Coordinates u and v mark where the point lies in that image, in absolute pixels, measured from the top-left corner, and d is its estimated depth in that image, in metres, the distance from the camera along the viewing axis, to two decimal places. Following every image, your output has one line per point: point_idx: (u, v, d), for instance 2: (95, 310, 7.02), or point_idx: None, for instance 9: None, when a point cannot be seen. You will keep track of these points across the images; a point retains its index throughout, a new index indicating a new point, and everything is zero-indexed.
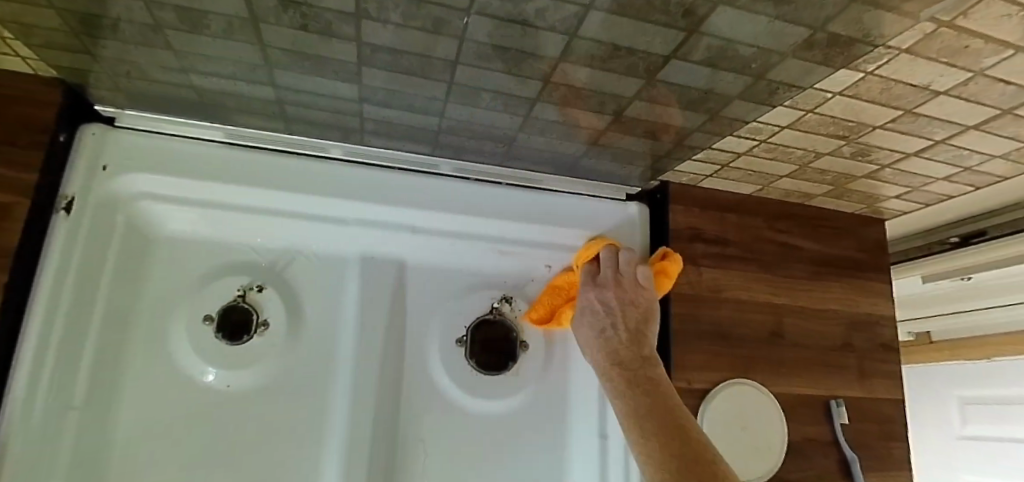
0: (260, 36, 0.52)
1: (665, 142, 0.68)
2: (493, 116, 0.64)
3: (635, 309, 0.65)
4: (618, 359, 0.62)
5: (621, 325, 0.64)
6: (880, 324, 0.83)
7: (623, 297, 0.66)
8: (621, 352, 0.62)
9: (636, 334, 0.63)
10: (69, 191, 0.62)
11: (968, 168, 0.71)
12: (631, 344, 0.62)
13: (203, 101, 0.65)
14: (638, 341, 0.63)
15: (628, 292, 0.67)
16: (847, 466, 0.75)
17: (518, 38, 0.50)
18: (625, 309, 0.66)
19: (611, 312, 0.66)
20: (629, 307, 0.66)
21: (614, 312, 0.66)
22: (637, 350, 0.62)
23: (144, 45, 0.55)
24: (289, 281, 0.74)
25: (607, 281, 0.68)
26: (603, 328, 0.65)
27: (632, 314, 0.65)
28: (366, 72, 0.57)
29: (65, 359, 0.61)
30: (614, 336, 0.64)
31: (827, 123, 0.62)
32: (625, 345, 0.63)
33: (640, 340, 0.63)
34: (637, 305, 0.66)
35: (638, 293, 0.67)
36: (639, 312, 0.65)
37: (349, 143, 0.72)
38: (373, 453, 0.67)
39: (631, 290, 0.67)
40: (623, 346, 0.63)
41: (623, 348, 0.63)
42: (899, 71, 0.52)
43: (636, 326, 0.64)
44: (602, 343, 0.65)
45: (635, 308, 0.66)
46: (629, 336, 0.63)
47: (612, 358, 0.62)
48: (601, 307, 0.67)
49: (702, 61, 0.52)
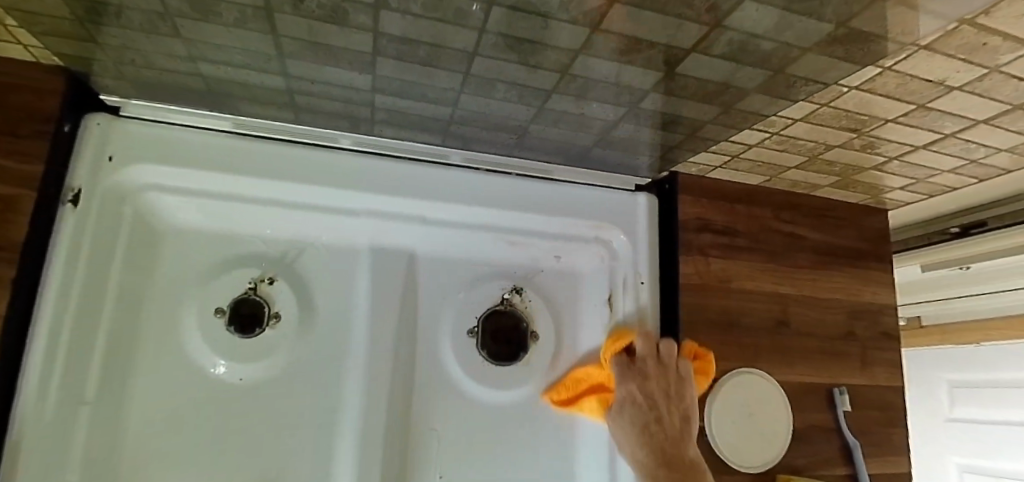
0: (274, 26, 0.51)
1: (678, 134, 0.68)
2: (508, 107, 0.64)
3: (678, 410, 0.66)
4: (664, 457, 0.63)
5: (665, 421, 0.65)
6: (881, 312, 0.85)
7: (666, 394, 0.67)
8: (666, 451, 0.63)
9: (680, 438, 0.64)
10: (76, 183, 0.61)
11: (974, 160, 0.72)
12: (677, 445, 0.64)
13: (211, 90, 0.64)
14: (682, 443, 0.64)
15: (671, 386, 0.67)
16: (848, 451, 0.78)
17: (539, 31, 0.49)
18: (668, 405, 0.66)
19: (652, 404, 0.66)
20: (673, 405, 0.66)
21: (657, 405, 0.66)
22: (682, 450, 0.63)
23: (152, 33, 0.53)
24: (299, 272, 0.73)
25: (647, 374, 0.69)
26: (646, 422, 0.65)
27: (676, 416, 0.66)
28: (380, 62, 0.56)
29: (77, 353, 0.61)
30: (658, 432, 0.65)
31: (840, 117, 0.63)
32: (669, 443, 0.64)
33: (683, 443, 0.64)
34: (680, 405, 0.67)
35: (682, 393, 0.67)
36: (682, 407, 0.67)
37: (358, 133, 0.71)
38: (388, 445, 0.68)
39: (673, 387, 0.67)
40: (668, 444, 0.64)
41: (667, 446, 0.63)
42: (916, 66, 0.53)
43: (680, 429, 0.65)
44: (644, 438, 0.65)
45: (678, 404, 0.67)
46: (674, 433, 0.64)
47: (656, 456, 0.63)
48: (642, 398, 0.67)
49: (722, 55, 0.52)
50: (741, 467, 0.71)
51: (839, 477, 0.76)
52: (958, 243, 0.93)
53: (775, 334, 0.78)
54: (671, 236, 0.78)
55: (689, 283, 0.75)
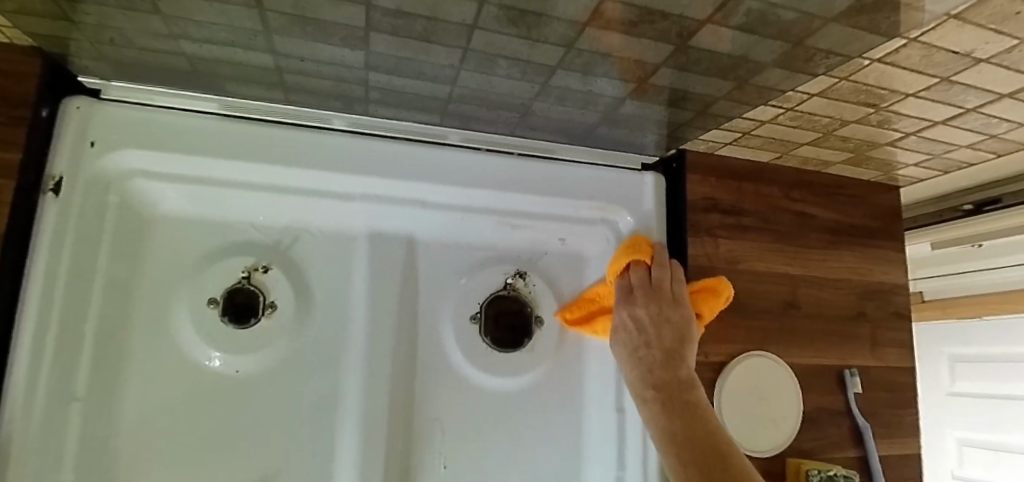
0: (258, 0, 0.47)
1: (687, 111, 0.65)
2: (510, 84, 0.61)
3: (670, 331, 0.63)
4: (653, 379, 0.60)
5: (655, 344, 0.62)
6: (892, 292, 0.83)
7: (655, 315, 0.64)
8: (656, 374, 0.60)
9: (672, 356, 0.61)
10: (56, 171, 0.58)
11: (994, 135, 0.70)
12: (667, 367, 0.60)
13: (196, 70, 0.60)
14: (675, 362, 0.61)
15: (662, 306, 0.64)
16: (858, 433, 0.77)
17: (544, 1, 0.46)
18: (659, 327, 0.63)
19: (641, 329, 0.63)
20: (663, 326, 0.63)
21: (646, 330, 0.63)
22: (674, 371, 0.60)
23: (129, 10, 0.50)
24: (294, 258, 0.71)
25: (636, 299, 0.65)
26: (636, 347, 0.63)
27: (666, 331, 0.63)
28: (373, 37, 0.53)
29: (66, 350, 0.59)
30: (648, 355, 0.62)
31: (859, 91, 0.60)
32: (659, 367, 0.61)
33: (676, 362, 0.61)
34: (670, 322, 0.63)
35: (673, 312, 0.64)
36: (676, 326, 0.63)
37: (352, 114, 0.68)
38: (390, 436, 0.67)
39: (665, 306, 0.64)
40: (657, 367, 0.61)
41: (657, 369, 0.61)
42: (944, 37, 0.50)
43: (672, 349, 0.62)
44: (635, 363, 0.63)
45: (670, 327, 0.63)
46: (663, 357, 0.61)
47: (647, 379, 0.61)
48: (633, 324, 0.64)
49: (738, 26, 0.48)
50: (750, 451, 0.70)
51: (849, 459, 0.76)
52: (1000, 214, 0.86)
53: (785, 315, 0.76)
54: (679, 217, 0.75)
55: (697, 266, 0.73)
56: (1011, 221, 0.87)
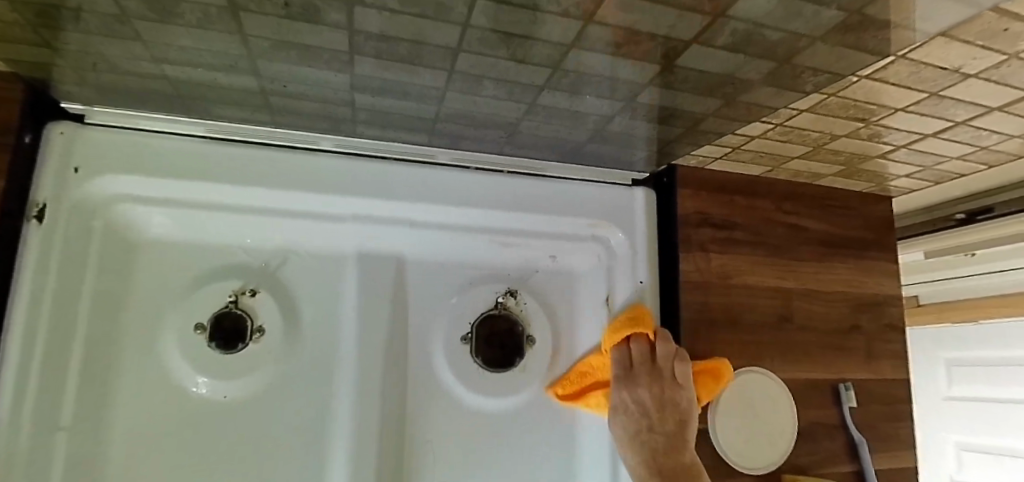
0: (241, 25, 0.47)
1: (677, 127, 0.65)
2: (496, 104, 0.60)
3: (674, 416, 0.65)
4: (657, 464, 0.62)
5: (657, 429, 0.64)
6: (885, 304, 0.83)
7: (659, 399, 0.65)
8: (660, 459, 0.63)
9: (674, 440, 0.64)
10: (40, 198, 0.58)
11: (984, 147, 0.69)
12: (670, 453, 0.63)
13: (181, 93, 0.60)
14: (677, 450, 0.63)
15: (665, 389, 0.66)
16: (854, 447, 0.76)
17: (527, 24, 0.45)
18: (662, 413, 0.65)
19: (645, 413, 0.65)
20: (667, 409, 0.65)
21: (650, 413, 0.64)
22: (677, 458, 0.63)
23: (112, 37, 0.49)
24: (282, 281, 0.70)
25: (639, 380, 0.66)
26: (638, 430, 0.64)
27: (671, 418, 0.65)
28: (358, 60, 0.52)
29: (50, 378, 0.58)
30: (651, 442, 0.64)
31: (848, 107, 0.60)
32: (661, 451, 0.63)
33: (678, 449, 0.63)
34: (674, 408, 0.65)
35: (676, 394, 0.66)
36: (677, 414, 0.65)
37: (339, 134, 0.67)
38: (381, 461, 0.66)
39: (669, 389, 0.66)
40: (660, 453, 0.63)
41: (660, 455, 0.63)
42: (931, 54, 0.49)
43: (674, 432, 0.64)
44: (636, 446, 0.64)
45: (673, 409, 0.65)
46: (667, 441, 0.64)
47: (649, 464, 0.63)
48: (634, 405, 0.65)
49: (725, 46, 0.48)
50: (745, 469, 0.70)
51: (846, 474, 0.75)
52: (997, 222, 0.86)
53: (779, 330, 0.76)
54: (670, 232, 0.75)
55: (689, 281, 0.73)
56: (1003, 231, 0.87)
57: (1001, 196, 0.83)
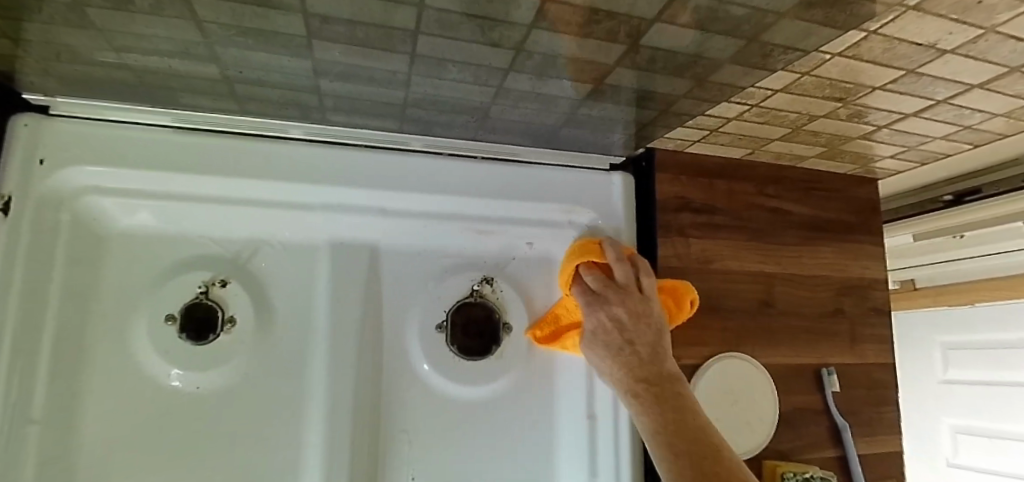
0: (193, 11, 0.45)
1: (651, 110, 0.63)
2: (464, 88, 0.59)
3: (649, 325, 0.62)
4: (640, 373, 0.59)
5: (636, 341, 0.61)
6: (870, 287, 0.82)
7: (631, 309, 0.63)
8: (642, 371, 0.60)
9: (654, 351, 0.61)
10: (5, 191, 0.57)
11: (969, 126, 0.68)
12: (652, 360, 0.60)
13: (144, 83, 0.58)
14: (658, 358, 0.60)
15: (636, 302, 0.63)
16: (837, 432, 0.76)
17: (485, 3, 0.44)
18: (637, 324, 0.62)
19: (620, 328, 0.62)
20: (640, 319, 0.62)
21: (625, 329, 0.62)
22: (659, 363, 0.60)
23: (65, 25, 0.48)
24: (254, 272, 0.70)
25: (607, 297, 0.64)
26: (617, 348, 0.62)
27: (645, 327, 0.62)
28: (318, 45, 0.51)
29: (18, 372, 0.58)
30: (630, 352, 0.61)
31: (824, 86, 0.58)
32: (644, 362, 0.60)
33: (660, 357, 0.61)
34: (645, 318, 0.62)
35: (646, 305, 0.63)
36: (652, 324, 0.62)
37: (308, 122, 0.66)
38: (355, 450, 0.66)
39: (637, 301, 0.63)
40: (643, 364, 0.60)
41: (643, 365, 0.60)
42: (904, 29, 0.48)
43: (653, 342, 0.61)
44: (619, 364, 0.61)
45: (646, 318, 0.62)
46: (648, 351, 0.61)
47: (632, 374, 0.60)
48: (608, 322, 0.63)
49: (690, 24, 0.47)
50: None
51: (828, 459, 0.75)
52: (996, 201, 0.84)
53: (760, 314, 0.75)
54: (648, 218, 0.73)
55: (667, 266, 0.72)
56: (993, 212, 0.86)
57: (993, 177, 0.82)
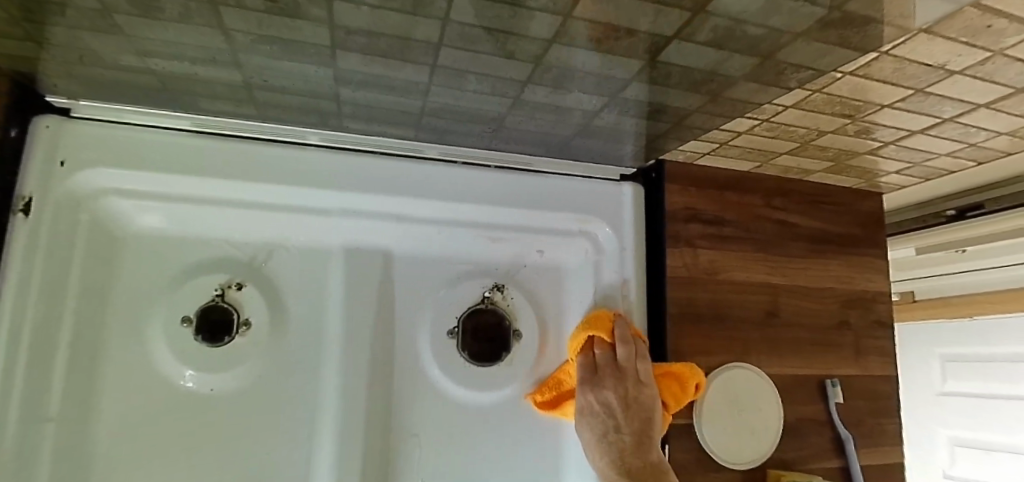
0: (222, 20, 0.46)
1: (664, 123, 0.65)
2: (481, 99, 0.60)
3: (641, 413, 0.64)
4: (625, 465, 0.62)
5: (624, 429, 0.63)
6: (873, 300, 0.83)
7: (624, 397, 0.64)
8: (627, 461, 0.62)
9: (641, 440, 0.63)
10: (26, 191, 0.58)
11: (973, 143, 0.69)
12: (637, 452, 0.62)
13: (166, 88, 0.59)
14: (643, 446, 0.63)
15: (629, 389, 0.65)
16: (840, 443, 0.77)
17: (508, 19, 0.45)
18: (628, 413, 0.64)
19: (611, 413, 0.64)
20: (632, 408, 0.64)
21: (616, 415, 0.64)
22: (643, 456, 0.62)
23: (94, 31, 0.49)
24: (268, 276, 0.71)
25: (603, 382, 0.65)
26: (605, 431, 0.64)
27: (637, 418, 0.64)
28: (341, 55, 0.52)
29: (35, 372, 0.58)
30: (618, 439, 0.63)
31: (834, 103, 0.59)
32: (629, 453, 0.62)
33: (645, 447, 0.63)
34: (638, 405, 0.64)
35: (640, 392, 0.65)
36: (643, 414, 0.64)
37: (325, 129, 0.67)
38: (366, 454, 0.66)
39: (631, 387, 0.65)
40: (628, 452, 0.62)
41: (628, 455, 0.62)
42: (915, 51, 0.49)
43: (640, 429, 0.63)
44: (604, 449, 0.64)
45: (638, 408, 0.64)
46: (635, 441, 0.63)
47: (618, 466, 0.62)
48: (600, 406, 0.65)
49: (707, 41, 0.48)
50: (734, 465, 0.70)
51: (830, 469, 0.76)
52: (998, 217, 0.86)
53: (766, 326, 0.76)
54: (657, 228, 0.75)
55: (675, 276, 0.73)
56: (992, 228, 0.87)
57: (994, 193, 0.83)
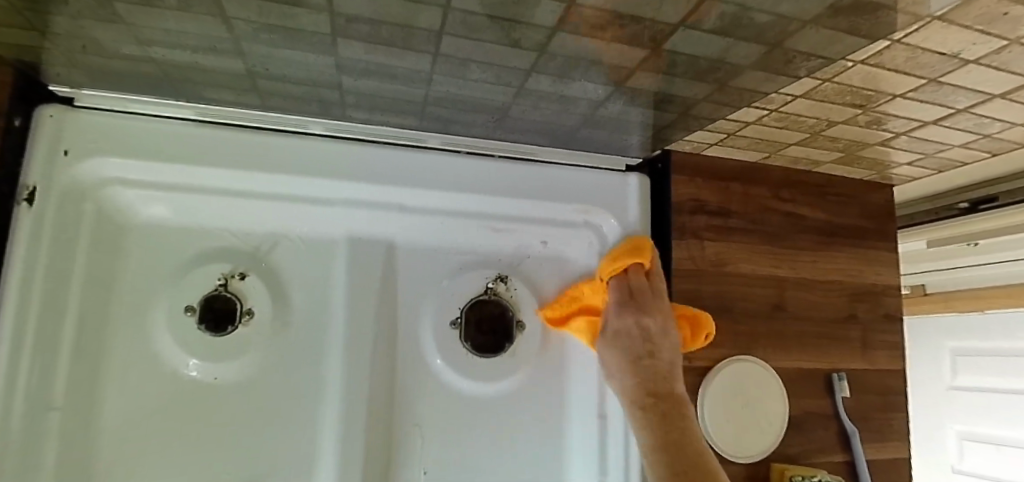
0: (221, 9, 0.46)
1: (669, 113, 0.64)
2: (485, 88, 0.59)
3: (670, 344, 0.61)
4: (653, 389, 0.57)
5: (657, 356, 0.60)
6: (883, 293, 0.82)
7: (661, 325, 0.62)
8: (656, 387, 0.57)
9: (670, 370, 0.59)
10: (30, 180, 0.58)
11: (988, 134, 0.68)
12: (664, 379, 0.58)
13: (169, 77, 0.59)
14: (671, 376, 0.58)
15: (665, 317, 0.63)
16: (846, 438, 0.76)
17: (510, 6, 0.44)
18: (661, 341, 0.61)
19: (648, 337, 0.61)
20: (665, 340, 0.61)
21: (651, 339, 0.61)
22: (670, 387, 0.57)
23: (94, 19, 0.48)
24: (272, 266, 0.71)
25: (643, 305, 0.63)
26: (638, 354, 0.60)
27: (666, 349, 0.61)
28: (342, 44, 0.51)
29: (40, 361, 0.59)
30: (648, 363, 0.59)
31: (844, 92, 0.58)
32: (658, 377, 0.58)
33: (672, 379, 0.58)
34: (673, 339, 0.61)
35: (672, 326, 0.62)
36: (671, 349, 0.61)
37: (329, 119, 0.66)
38: (370, 444, 0.67)
39: (666, 316, 0.63)
40: (659, 380, 0.58)
41: (659, 381, 0.58)
42: (928, 39, 0.48)
43: (669, 360, 0.60)
44: (635, 370, 0.60)
45: (669, 343, 0.61)
46: (666, 371, 0.59)
47: (646, 387, 0.57)
48: (637, 330, 0.61)
49: (714, 29, 0.47)
50: (747, 460, 0.70)
51: (836, 464, 0.75)
52: (1011, 210, 0.84)
53: (772, 319, 0.75)
54: (662, 221, 0.74)
55: (680, 267, 0.72)
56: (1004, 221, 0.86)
57: (1006, 186, 0.82)
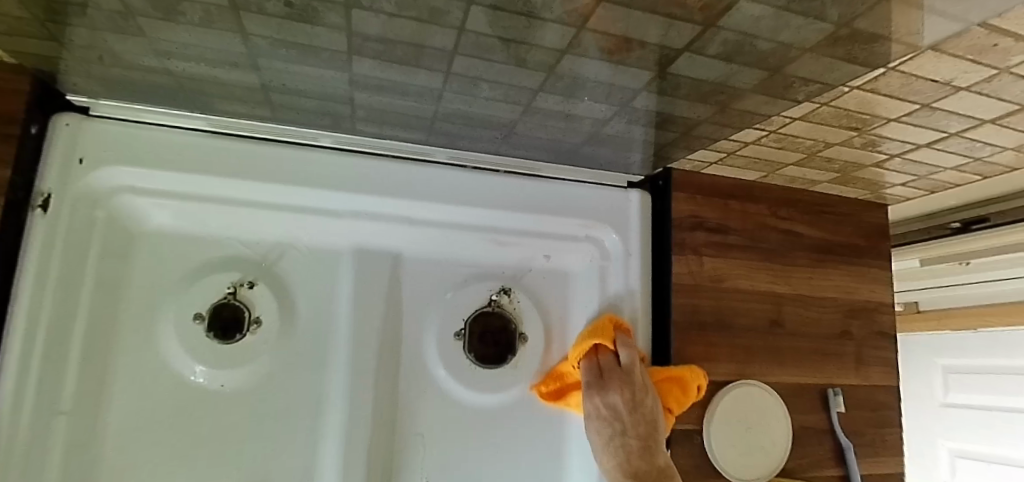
0: (242, 25, 0.47)
1: (672, 132, 0.65)
2: (493, 106, 0.61)
3: (644, 419, 0.65)
4: (632, 467, 0.63)
5: (630, 431, 0.65)
6: (876, 310, 0.84)
7: (630, 400, 0.65)
8: (633, 463, 0.64)
9: (648, 442, 0.64)
10: (45, 187, 0.59)
11: (979, 158, 0.70)
12: (644, 454, 0.64)
13: (184, 88, 0.60)
14: (650, 450, 0.64)
15: (635, 391, 0.66)
16: (840, 452, 0.77)
17: (523, 29, 0.46)
18: (633, 416, 0.65)
19: (618, 416, 0.66)
20: (638, 412, 0.65)
21: (621, 419, 0.65)
22: (651, 460, 0.63)
23: (117, 32, 0.50)
24: (280, 275, 0.72)
25: (609, 386, 0.66)
26: (613, 434, 0.66)
27: (642, 423, 0.65)
28: (357, 61, 0.53)
29: (50, 367, 0.59)
30: (623, 444, 0.65)
31: (841, 116, 0.60)
32: (636, 455, 0.64)
33: (651, 450, 0.64)
34: (645, 409, 0.65)
35: (645, 399, 0.66)
36: (646, 417, 0.65)
37: (338, 132, 0.68)
38: (373, 453, 0.67)
39: (637, 391, 0.66)
40: (634, 453, 0.64)
41: (634, 457, 0.64)
42: (922, 67, 0.50)
43: (644, 431, 0.65)
44: (612, 452, 0.65)
45: (643, 413, 0.65)
46: (640, 443, 0.64)
47: (625, 469, 0.64)
48: (607, 410, 0.66)
49: (717, 55, 0.49)
50: None
51: (830, 478, 0.76)
52: (1001, 230, 0.87)
53: (769, 334, 0.77)
54: (663, 237, 0.75)
55: (680, 283, 0.73)
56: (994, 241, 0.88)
57: (996, 207, 0.84)
